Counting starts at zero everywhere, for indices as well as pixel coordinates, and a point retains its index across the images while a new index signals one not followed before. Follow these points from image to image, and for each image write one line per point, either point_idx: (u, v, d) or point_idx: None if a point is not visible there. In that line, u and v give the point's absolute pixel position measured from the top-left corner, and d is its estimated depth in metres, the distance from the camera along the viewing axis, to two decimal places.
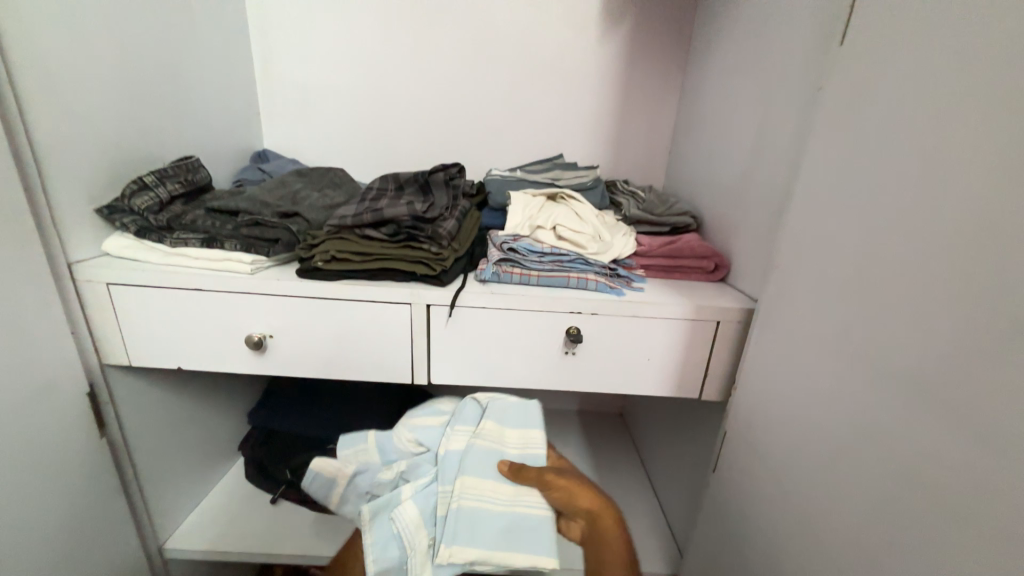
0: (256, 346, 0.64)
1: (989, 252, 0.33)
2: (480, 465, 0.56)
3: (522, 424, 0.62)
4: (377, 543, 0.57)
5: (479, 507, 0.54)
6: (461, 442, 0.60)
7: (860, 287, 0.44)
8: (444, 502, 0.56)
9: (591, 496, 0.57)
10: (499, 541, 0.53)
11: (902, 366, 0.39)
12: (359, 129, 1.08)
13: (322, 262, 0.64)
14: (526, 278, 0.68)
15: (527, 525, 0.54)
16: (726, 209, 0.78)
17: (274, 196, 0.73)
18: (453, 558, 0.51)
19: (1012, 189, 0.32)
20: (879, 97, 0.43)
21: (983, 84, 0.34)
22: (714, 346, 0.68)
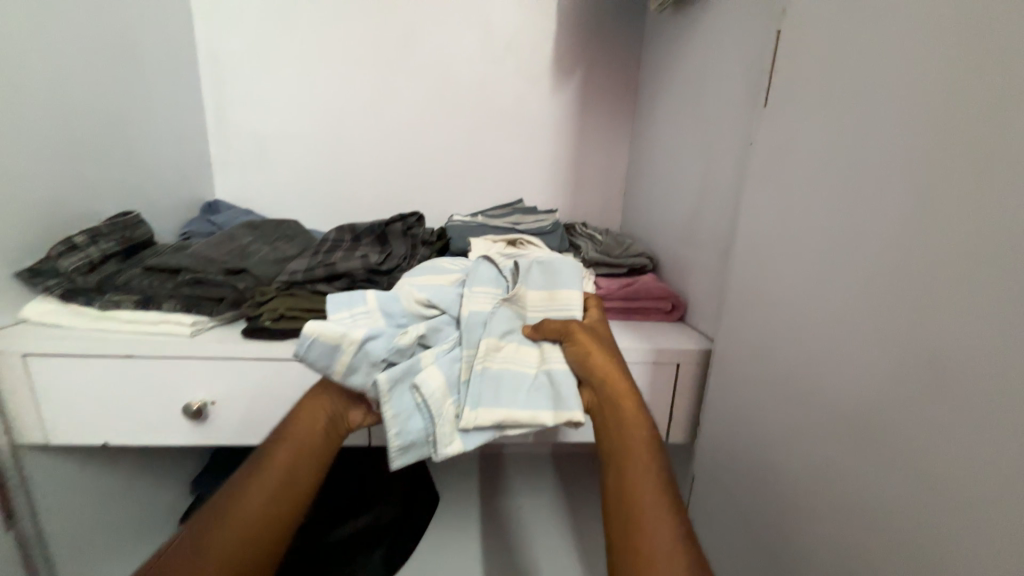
0: (196, 415, 0.59)
1: (927, 302, 0.35)
2: (509, 329, 0.56)
3: (547, 285, 0.60)
4: (399, 414, 0.52)
5: (507, 369, 0.53)
6: (487, 304, 0.58)
7: (813, 332, 0.46)
8: (470, 364, 0.53)
9: (611, 357, 0.52)
10: (526, 398, 0.51)
11: (860, 413, 0.40)
12: (317, 177, 1.07)
13: (270, 320, 0.60)
14: None
15: (552, 380, 0.52)
16: (679, 251, 0.81)
17: (221, 251, 0.70)
18: (482, 418, 0.49)
19: (940, 244, 0.34)
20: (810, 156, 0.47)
21: (904, 151, 0.37)
22: (678, 388, 0.68)
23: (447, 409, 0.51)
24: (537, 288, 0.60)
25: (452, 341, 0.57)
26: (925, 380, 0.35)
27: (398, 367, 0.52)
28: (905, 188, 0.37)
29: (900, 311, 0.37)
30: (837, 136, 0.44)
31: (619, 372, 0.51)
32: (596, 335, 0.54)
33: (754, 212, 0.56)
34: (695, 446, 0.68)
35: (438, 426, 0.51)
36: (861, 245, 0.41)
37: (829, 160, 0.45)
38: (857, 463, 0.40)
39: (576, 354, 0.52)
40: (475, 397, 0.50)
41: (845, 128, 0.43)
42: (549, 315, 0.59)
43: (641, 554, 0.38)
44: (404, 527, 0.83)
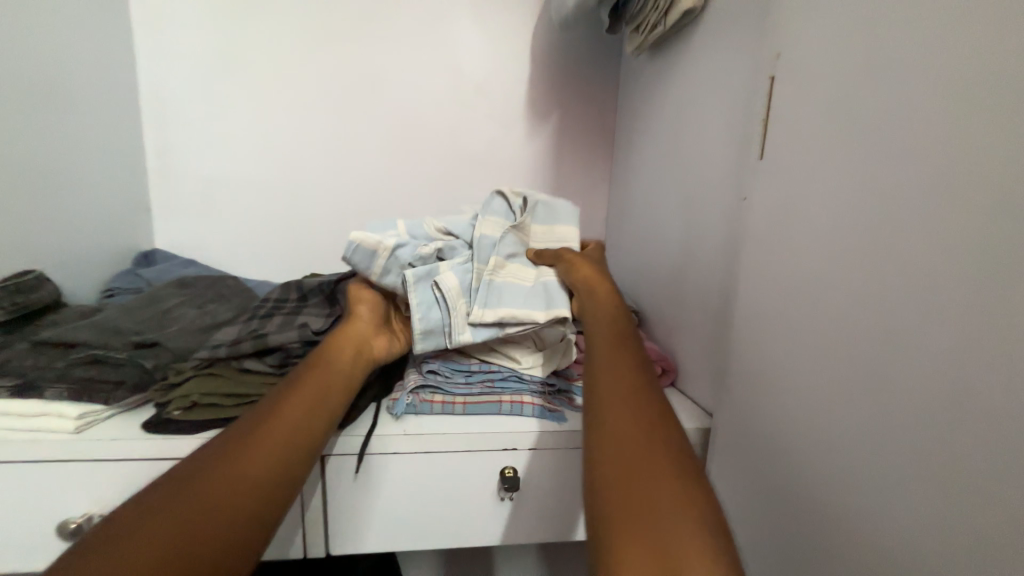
0: (73, 536, 0.47)
1: (980, 432, 0.26)
2: (514, 252, 0.61)
3: (549, 222, 0.65)
4: (420, 306, 0.56)
5: (513, 282, 0.58)
6: (496, 228, 0.62)
7: (827, 437, 0.37)
8: (480, 274, 0.58)
9: (600, 277, 0.57)
10: (528, 303, 0.56)
11: (899, 562, 0.31)
12: (271, 224, 0.98)
13: (178, 411, 0.49)
14: (448, 407, 0.58)
15: (551, 290, 0.58)
16: (666, 307, 0.73)
17: (135, 318, 0.59)
18: (488, 314, 0.55)
19: (992, 356, 0.26)
20: (812, 220, 0.40)
21: (916, 226, 0.30)
22: None
23: (461, 305, 0.56)
24: (539, 225, 0.65)
25: (465, 250, 0.61)
26: (986, 535, 0.26)
27: (424, 268, 0.58)
28: (924, 273, 0.30)
29: (936, 434, 0.29)
30: (836, 202, 0.37)
31: (607, 290, 0.56)
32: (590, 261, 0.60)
33: (751, 277, 0.49)
34: None
35: (452, 318, 0.55)
36: (879, 337, 0.33)
37: (827, 229, 0.38)
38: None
39: (569, 273, 0.58)
40: (487, 297, 0.56)
41: (844, 194, 0.36)
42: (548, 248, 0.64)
43: (613, 424, 0.40)
44: None
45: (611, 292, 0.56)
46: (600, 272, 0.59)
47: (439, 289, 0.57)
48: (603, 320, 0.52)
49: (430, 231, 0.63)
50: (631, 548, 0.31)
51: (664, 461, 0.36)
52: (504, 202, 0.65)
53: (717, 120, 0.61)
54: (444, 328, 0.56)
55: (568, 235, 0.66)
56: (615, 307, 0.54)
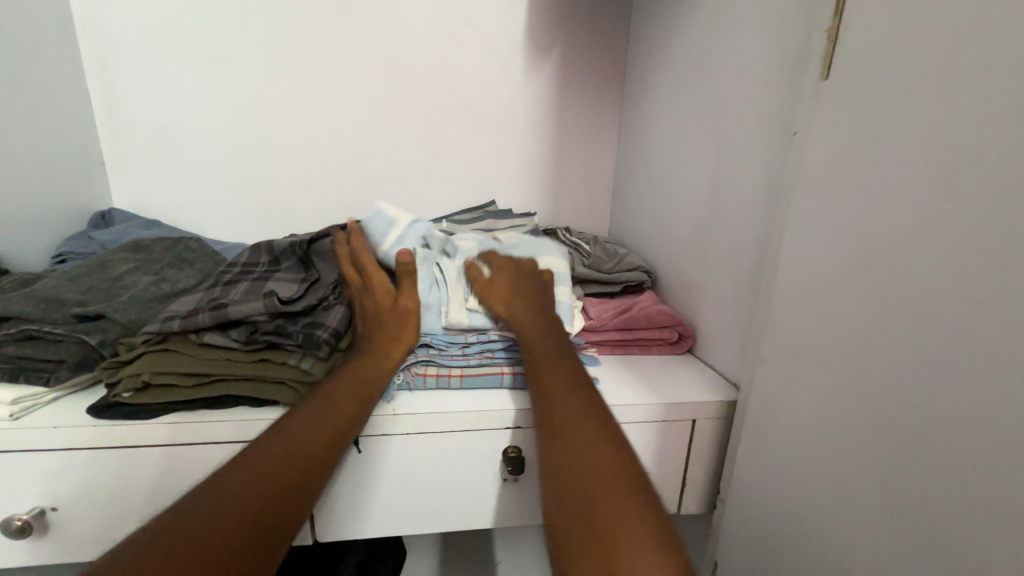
0: (21, 534, 0.41)
1: None
2: None
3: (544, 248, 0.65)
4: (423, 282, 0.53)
5: None
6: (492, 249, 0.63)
7: (919, 412, 0.31)
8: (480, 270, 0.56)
9: (519, 286, 0.53)
10: None
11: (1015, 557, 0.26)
12: (243, 180, 0.88)
13: (128, 393, 0.43)
14: (444, 380, 0.52)
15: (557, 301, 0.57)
16: (685, 266, 0.66)
17: (77, 286, 0.51)
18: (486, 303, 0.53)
19: None
20: (908, 153, 0.32)
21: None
22: (693, 447, 0.53)
23: (456, 288, 0.54)
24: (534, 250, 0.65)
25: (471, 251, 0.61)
26: None
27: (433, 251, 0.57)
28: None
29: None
30: (953, 128, 0.29)
31: (528, 299, 0.51)
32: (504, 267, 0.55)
33: (802, 230, 0.42)
34: (715, 523, 0.54)
35: (447, 301, 0.52)
36: (1009, 298, 0.26)
37: (932, 166, 0.30)
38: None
39: (484, 296, 0.52)
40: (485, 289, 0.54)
41: (970, 116, 0.28)
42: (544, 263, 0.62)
43: (563, 452, 0.37)
44: None
45: (536, 298, 0.52)
46: (519, 278, 0.54)
47: (441, 271, 0.55)
48: (535, 328, 0.49)
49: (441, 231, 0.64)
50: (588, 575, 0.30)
51: (620, 483, 0.34)
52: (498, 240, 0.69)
53: (761, 43, 0.52)
54: (439, 309, 0.52)
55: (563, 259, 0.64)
56: (539, 315, 0.50)
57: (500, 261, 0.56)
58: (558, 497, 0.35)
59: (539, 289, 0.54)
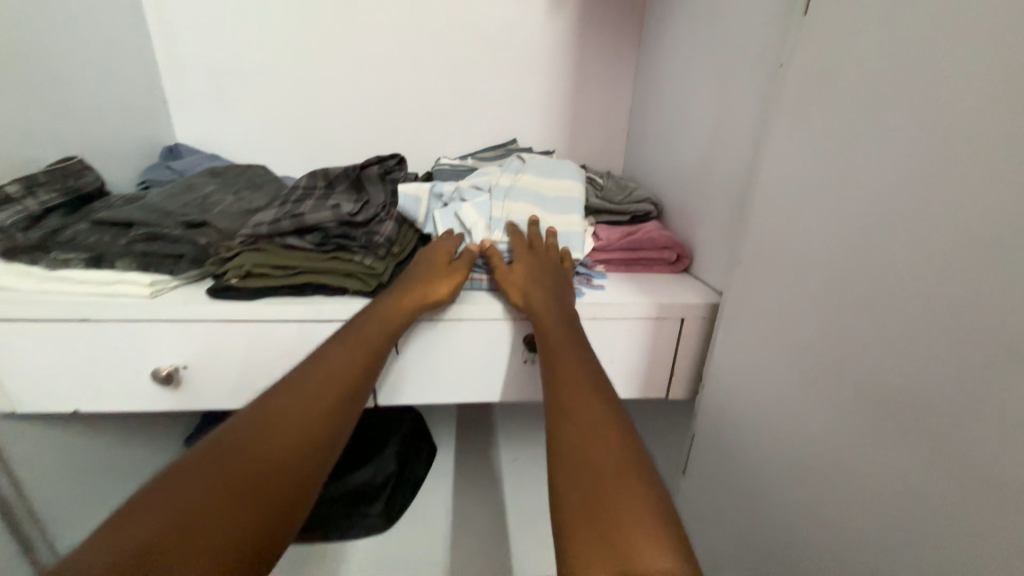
0: (166, 381, 0.56)
1: (981, 251, 0.31)
2: (524, 194, 0.70)
3: (558, 177, 0.74)
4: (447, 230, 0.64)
5: (525, 216, 0.67)
6: (509, 181, 0.72)
7: (846, 287, 0.41)
8: (499, 207, 0.67)
9: (537, 277, 0.58)
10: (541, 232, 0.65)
11: (893, 377, 0.36)
12: (288, 118, 0.96)
13: (236, 279, 0.55)
14: (476, 282, 0.63)
15: (568, 228, 0.67)
16: (688, 196, 0.74)
17: (178, 202, 0.62)
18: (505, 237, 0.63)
19: (1009, 182, 0.29)
20: (865, 77, 0.39)
21: (996, 72, 0.30)
22: (681, 343, 0.64)
23: (478, 221, 0.65)
24: (548, 179, 0.73)
25: (484, 189, 0.71)
26: (969, 339, 0.31)
27: (449, 204, 0.67)
28: (998, 121, 0.30)
29: (961, 279, 0.32)
30: (905, 54, 0.36)
31: (545, 290, 0.56)
32: (524, 257, 0.60)
33: (784, 150, 0.49)
34: (695, 405, 0.66)
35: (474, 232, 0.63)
36: (918, 190, 0.34)
37: (886, 87, 0.37)
38: (888, 439, 0.37)
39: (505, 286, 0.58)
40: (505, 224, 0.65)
41: (916, 43, 0.35)
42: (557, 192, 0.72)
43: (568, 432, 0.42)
44: (403, 480, 0.93)
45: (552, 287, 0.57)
46: (537, 265, 0.59)
47: (462, 218, 0.65)
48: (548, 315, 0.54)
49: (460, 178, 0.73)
50: (581, 533, 0.35)
51: (632, 473, 0.38)
52: (517, 165, 0.78)
53: None
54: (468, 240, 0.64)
55: (576, 186, 0.73)
56: (551, 302, 0.55)
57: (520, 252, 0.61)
58: (565, 472, 0.40)
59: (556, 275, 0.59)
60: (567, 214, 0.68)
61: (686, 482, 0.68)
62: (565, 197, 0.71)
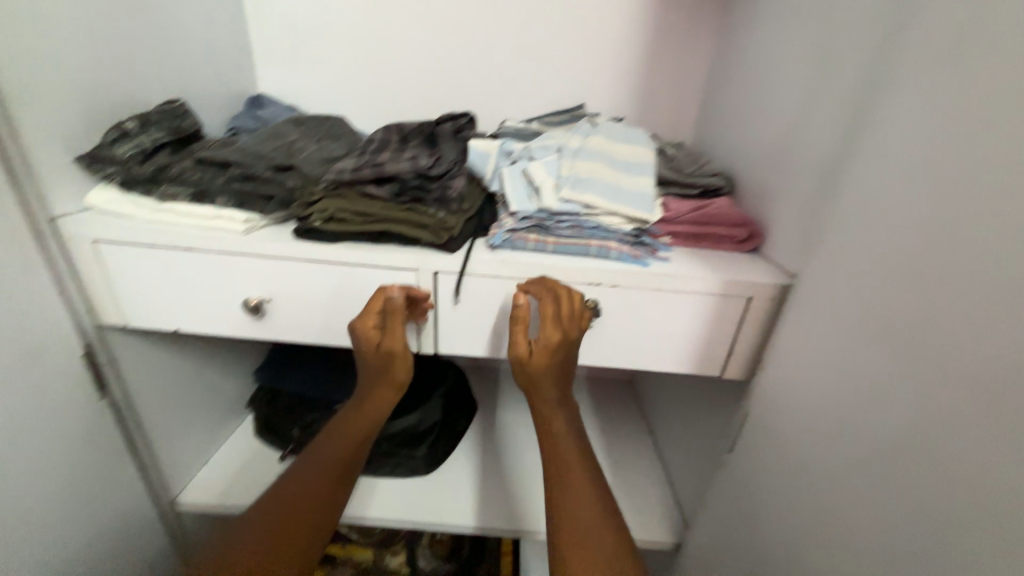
0: (255, 310, 0.61)
1: None
2: (593, 157, 0.69)
3: (628, 143, 0.73)
4: (514, 186, 0.65)
5: (594, 176, 0.66)
6: (578, 143, 0.72)
7: (943, 270, 0.38)
8: (568, 166, 0.67)
9: (552, 374, 0.59)
10: (610, 193, 0.64)
11: (987, 368, 0.34)
12: (361, 74, 0.98)
13: (320, 222, 0.58)
14: (541, 245, 0.62)
15: (638, 192, 0.66)
16: (765, 172, 0.70)
17: (268, 147, 0.67)
18: (574, 194, 0.62)
19: None
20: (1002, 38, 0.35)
21: None
22: (744, 323, 0.63)
23: (547, 180, 0.64)
24: (618, 144, 0.72)
25: (552, 149, 0.71)
26: None
27: (518, 162, 0.68)
28: None
29: None
30: None
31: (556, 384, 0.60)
32: (546, 352, 0.57)
33: (887, 121, 0.45)
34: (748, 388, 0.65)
35: (542, 188, 0.63)
36: None
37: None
38: (966, 428, 0.35)
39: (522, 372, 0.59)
40: (574, 182, 0.64)
41: None
42: (626, 157, 0.71)
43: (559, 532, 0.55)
44: (446, 429, 0.98)
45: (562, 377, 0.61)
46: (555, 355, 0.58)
47: (530, 176, 0.65)
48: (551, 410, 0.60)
49: (529, 141, 0.73)
50: None
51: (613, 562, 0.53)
52: (587, 127, 0.77)
53: None
54: (536, 197, 0.64)
55: (646, 153, 0.72)
56: (558, 395, 0.60)
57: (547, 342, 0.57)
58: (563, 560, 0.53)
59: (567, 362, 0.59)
60: (636, 179, 0.67)
61: (727, 463, 0.68)
62: (635, 163, 0.70)
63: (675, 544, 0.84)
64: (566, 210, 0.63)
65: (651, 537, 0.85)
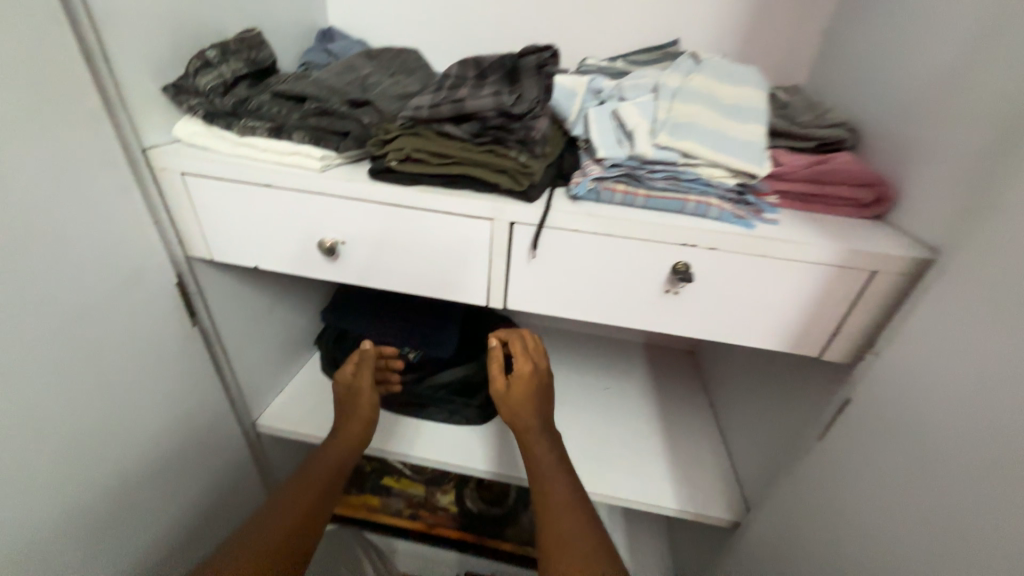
0: (330, 252, 0.61)
1: None
2: (696, 98, 0.60)
3: (737, 83, 0.63)
4: (601, 129, 0.58)
5: (695, 121, 0.58)
6: (678, 82, 0.63)
7: None
8: (664, 109, 0.59)
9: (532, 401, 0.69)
10: (714, 142, 0.56)
11: None
12: (433, 3, 0.91)
13: (395, 161, 0.56)
14: (630, 198, 0.56)
15: (747, 142, 0.57)
16: (908, 121, 0.58)
17: (343, 80, 0.64)
18: (672, 141, 0.55)
19: None
20: None
21: None
22: (862, 300, 0.54)
23: (641, 124, 0.57)
24: (726, 84, 0.62)
25: (647, 89, 0.63)
26: None
27: (606, 103, 0.61)
28: None
29: None
30: None
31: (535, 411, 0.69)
32: (524, 381, 0.68)
33: None
34: (851, 374, 0.57)
35: (635, 133, 0.56)
36: None
37: None
38: None
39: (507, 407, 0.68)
40: (672, 127, 0.56)
41: None
42: (735, 101, 0.61)
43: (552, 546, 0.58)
44: None
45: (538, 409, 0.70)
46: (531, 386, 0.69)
47: (620, 118, 0.58)
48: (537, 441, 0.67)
49: (620, 80, 0.65)
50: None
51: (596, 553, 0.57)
52: (688, 63, 0.67)
53: None
54: (626, 143, 0.57)
55: (757, 96, 0.62)
56: (538, 420, 0.68)
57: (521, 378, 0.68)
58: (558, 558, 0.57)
59: (543, 391, 0.70)
60: (746, 127, 0.58)
61: (813, 451, 0.62)
62: (745, 107, 0.60)
63: (734, 523, 0.81)
64: (660, 160, 0.56)
65: (707, 512, 0.82)
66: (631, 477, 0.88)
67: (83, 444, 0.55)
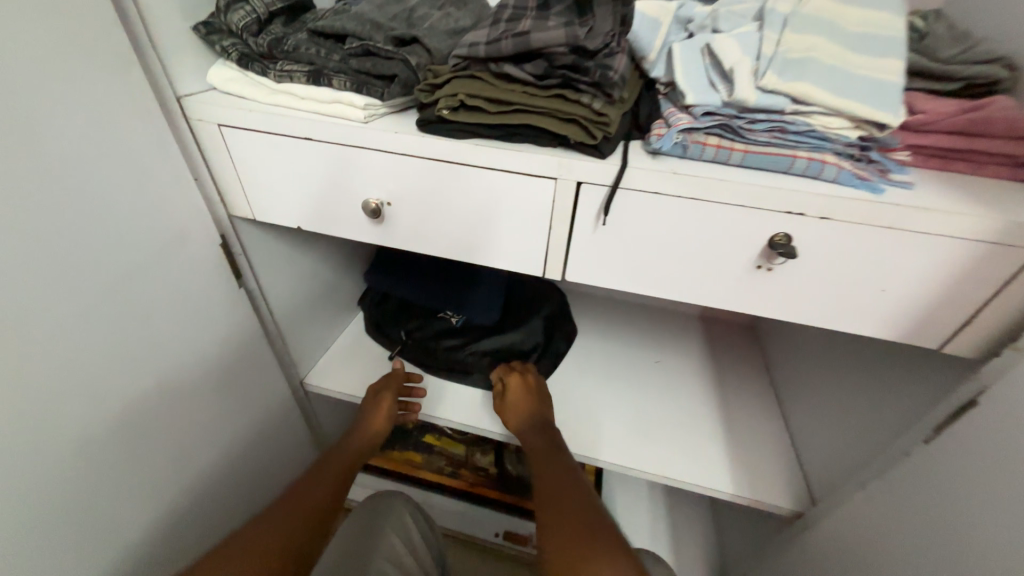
0: (374, 214, 0.56)
1: None
2: (816, 27, 0.48)
3: (870, 5, 0.50)
4: (689, 69, 0.48)
5: (813, 57, 0.46)
6: (791, 7, 0.50)
7: None
8: (773, 42, 0.47)
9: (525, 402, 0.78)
10: (837, 84, 0.44)
11: None
12: None
13: (447, 111, 0.48)
14: (724, 154, 0.47)
15: (880, 84, 0.45)
16: None
17: (386, 14, 0.56)
18: (781, 84, 0.44)
19: None
20: None
21: None
22: (1013, 285, 0.44)
23: (744, 61, 0.46)
24: (855, 7, 0.50)
25: (748, 17, 0.51)
26: None
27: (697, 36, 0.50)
28: None
29: None
30: None
31: (528, 413, 0.77)
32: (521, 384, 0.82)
33: None
34: (978, 372, 0.48)
35: (735, 73, 0.46)
36: None
37: None
38: None
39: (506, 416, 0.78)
40: (784, 66, 0.45)
41: None
42: (867, 29, 0.48)
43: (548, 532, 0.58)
44: (548, 350, 0.95)
45: (534, 413, 0.78)
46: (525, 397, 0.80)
47: (715, 55, 0.48)
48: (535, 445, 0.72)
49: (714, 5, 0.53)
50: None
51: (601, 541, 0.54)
52: None
53: None
54: (721, 87, 0.47)
55: (896, 22, 0.49)
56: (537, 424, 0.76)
57: (514, 377, 0.83)
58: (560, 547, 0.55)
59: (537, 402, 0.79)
60: (880, 64, 0.46)
61: (913, 453, 0.54)
62: (879, 38, 0.47)
63: (797, 513, 0.75)
64: (764, 107, 0.45)
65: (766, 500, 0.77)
66: (684, 457, 0.83)
67: (138, 402, 0.56)
